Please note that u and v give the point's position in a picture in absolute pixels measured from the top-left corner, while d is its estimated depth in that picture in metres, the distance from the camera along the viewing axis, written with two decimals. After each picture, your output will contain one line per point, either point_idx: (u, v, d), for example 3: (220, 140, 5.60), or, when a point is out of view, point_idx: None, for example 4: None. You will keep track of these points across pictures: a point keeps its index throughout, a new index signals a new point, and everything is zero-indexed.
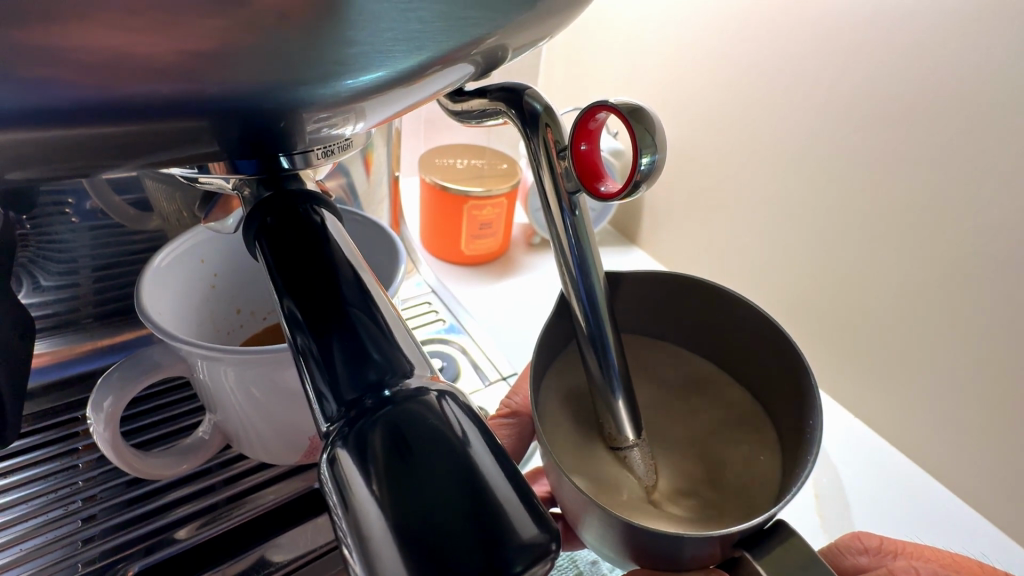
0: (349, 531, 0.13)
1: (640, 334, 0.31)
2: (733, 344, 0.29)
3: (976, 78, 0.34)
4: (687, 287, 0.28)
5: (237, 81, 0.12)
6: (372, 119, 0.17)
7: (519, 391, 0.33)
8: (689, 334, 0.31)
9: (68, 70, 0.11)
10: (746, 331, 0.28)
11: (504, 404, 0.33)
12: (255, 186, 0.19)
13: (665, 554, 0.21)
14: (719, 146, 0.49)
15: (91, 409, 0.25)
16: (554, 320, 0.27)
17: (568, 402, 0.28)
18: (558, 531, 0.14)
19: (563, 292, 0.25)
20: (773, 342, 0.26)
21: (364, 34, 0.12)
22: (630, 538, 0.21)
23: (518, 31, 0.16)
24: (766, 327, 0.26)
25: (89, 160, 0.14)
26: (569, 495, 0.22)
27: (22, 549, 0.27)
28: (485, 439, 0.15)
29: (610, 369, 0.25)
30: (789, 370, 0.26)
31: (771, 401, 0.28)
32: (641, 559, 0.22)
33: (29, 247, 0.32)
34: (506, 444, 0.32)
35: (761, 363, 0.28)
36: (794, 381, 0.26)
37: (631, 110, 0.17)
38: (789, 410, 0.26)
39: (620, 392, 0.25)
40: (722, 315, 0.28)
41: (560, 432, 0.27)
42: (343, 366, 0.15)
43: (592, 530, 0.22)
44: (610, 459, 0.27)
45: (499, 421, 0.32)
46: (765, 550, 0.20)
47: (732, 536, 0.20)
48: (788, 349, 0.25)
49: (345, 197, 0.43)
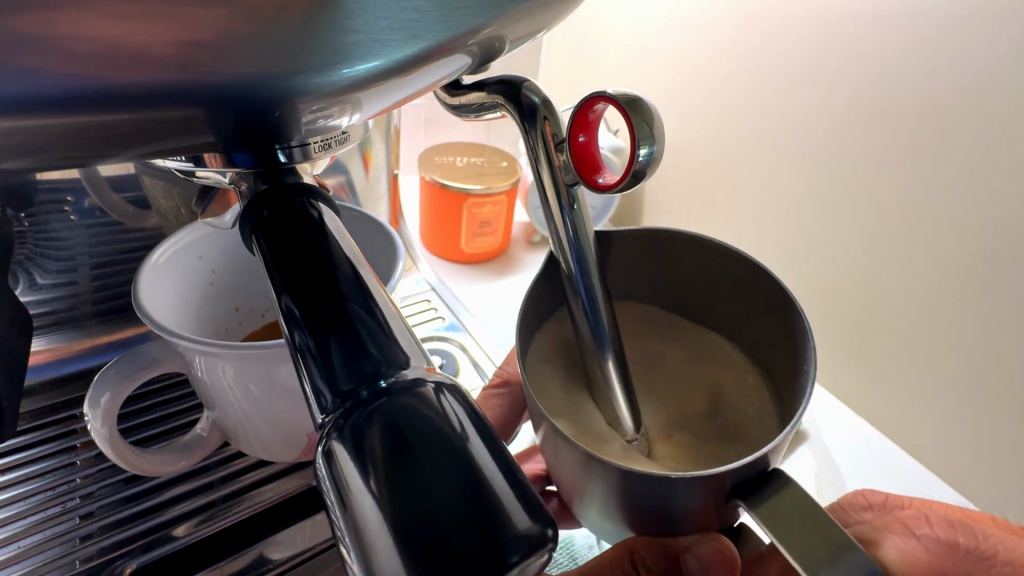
0: (346, 527, 0.13)
1: (635, 300, 0.31)
2: (732, 308, 0.29)
3: (975, 75, 0.34)
4: (683, 249, 0.28)
5: (233, 71, 0.12)
6: (370, 110, 0.17)
7: (511, 361, 0.34)
8: (688, 300, 0.30)
9: (60, 59, 0.11)
10: (742, 287, 0.27)
11: (496, 374, 0.33)
12: (251, 179, 0.19)
13: (662, 510, 0.21)
14: (720, 143, 0.49)
15: (88, 406, 0.25)
16: (543, 282, 0.27)
17: (561, 365, 0.28)
18: (556, 523, 0.14)
19: (554, 254, 0.24)
20: (768, 295, 0.26)
21: (361, 22, 0.12)
22: (626, 505, 0.21)
23: (514, 22, 0.16)
24: (761, 280, 0.26)
25: (82, 150, 0.14)
26: (564, 466, 0.22)
27: (20, 546, 0.27)
28: (483, 433, 0.15)
29: (601, 334, 0.24)
30: (783, 323, 0.26)
31: (765, 357, 0.28)
32: (637, 524, 0.22)
33: (27, 244, 0.32)
34: (499, 414, 0.32)
35: (759, 327, 0.27)
36: (789, 332, 0.25)
37: (629, 101, 0.17)
38: (785, 368, 0.26)
39: (610, 356, 0.24)
40: (715, 274, 0.28)
41: (553, 394, 0.26)
42: (339, 359, 0.15)
43: (591, 504, 0.23)
44: (604, 422, 0.26)
45: (491, 393, 0.32)
46: (760, 499, 0.19)
47: (721, 482, 0.19)
48: (780, 296, 0.25)
49: (344, 195, 0.43)
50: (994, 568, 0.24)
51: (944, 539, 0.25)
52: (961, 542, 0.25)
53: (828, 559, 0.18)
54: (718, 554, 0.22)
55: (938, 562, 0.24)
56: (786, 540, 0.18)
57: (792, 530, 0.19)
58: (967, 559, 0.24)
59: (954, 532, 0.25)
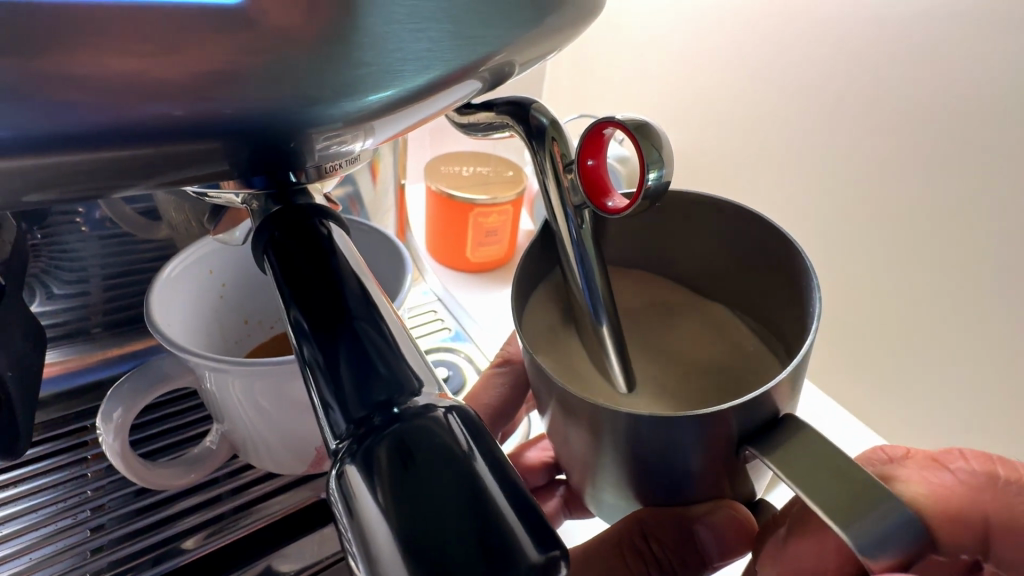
0: (359, 552, 0.13)
1: (633, 265, 0.30)
2: (728, 267, 0.28)
3: (980, 87, 0.34)
4: (675, 211, 0.27)
5: (252, 104, 0.13)
6: (382, 135, 0.17)
7: (512, 342, 0.35)
8: (686, 263, 0.29)
9: (87, 94, 0.11)
10: (741, 240, 0.26)
11: (498, 353, 0.35)
12: (264, 199, 0.19)
13: (671, 482, 0.21)
14: (726, 154, 0.49)
15: (101, 420, 0.26)
16: (538, 250, 0.25)
17: (555, 318, 0.26)
18: (566, 549, 0.14)
19: (549, 224, 0.23)
20: (768, 246, 0.25)
21: (372, 55, 0.13)
22: (636, 483, 0.22)
23: (524, 47, 0.16)
24: (759, 228, 0.25)
25: (98, 185, 0.14)
26: (574, 453, 0.22)
27: (32, 558, 0.27)
28: (494, 457, 0.15)
29: (594, 296, 0.23)
30: (787, 275, 0.24)
31: (769, 311, 0.26)
32: (647, 498, 0.23)
33: (42, 258, 0.33)
34: (502, 393, 0.34)
35: (758, 281, 0.26)
36: (792, 282, 0.24)
37: (638, 126, 0.17)
38: (790, 317, 0.25)
39: (604, 319, 0.24)
40: (712, 229, 0.27)
41: (547, 346, 0.25)
42: (350, 379, 0.16)
43: (601, 487, 0.23)
44: (598, 377, 0.25)
45: (494, 372, 0.34)
46: (772, 446, 0.19)
47: (729, 431, 0.19)
48: (779, 242, 0.24)
49: (351, 206, 0.43)
50: None
51: (982, 473, 0.23)
52: (1000, 474, 0.22)
53: (852, 506, 0.17)
54: (732, 520, 0.23)
55: (968, 495, 0.22)
56: (804, 484, 0.18)
57: (810, 472, 0.18)
58: (1005, 491, 0.22)
59: (991, 465, 0.23)
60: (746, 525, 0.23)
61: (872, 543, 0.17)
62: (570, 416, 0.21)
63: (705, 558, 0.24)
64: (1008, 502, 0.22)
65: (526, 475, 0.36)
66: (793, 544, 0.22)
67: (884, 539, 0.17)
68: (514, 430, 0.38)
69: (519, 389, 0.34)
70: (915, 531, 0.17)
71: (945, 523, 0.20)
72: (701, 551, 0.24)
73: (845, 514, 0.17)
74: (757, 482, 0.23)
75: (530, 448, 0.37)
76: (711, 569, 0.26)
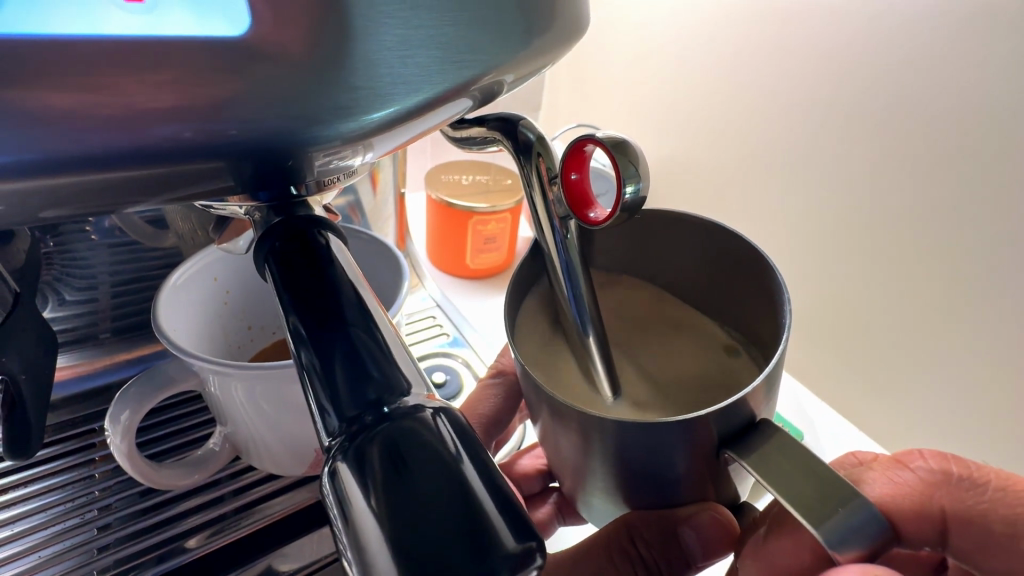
0: (349, 543, 0.14)
1: (618, 275, 0.31)
2: (708, 279, 0.28)
3: (964, 100, 0.35)
4: (658, 226, 0.28)
5: (252, 126, 0.14)
6: (378, 151, 0.18)
7: (507, 354, 0.36)
8: (669, 274, 0.30)
9: (105, 119, 0.13)
10: (721, 254, 0.27)
11: (492, 365, 0.36)
12: (266, 211, 0.20)
13: (656, 484, 0.22)
14: (722, 161, 0.50)
15: (109, 421, 0.27)
16: (530, 258, 0.26)
17: (544, 325, 0.27)
18: (544, 543, 0.14)
19: (538, 235, 0.24)
20: (747, 262, 0.25)
21: (365, 80, 0.14)
22: (624, 486, 0.22)
23: (513, 68, 0.17)
24: (737, 242, 0.26)
25: (114, 200, 0.15)
26: (562, 455, 0.23)
27: (40, 556, 0.28)
28: (478, 456, 0.16)
29: (581, 304, 0.24)
30: (763, 289, 0.25)
31: (746, 323, 0.27)
32: (634, 504, 0.23)
33: (54, 266, 0.34)
34: (495, 404, 0.34)
35: (736, 295, 0.27)
36: (767, 295, 0.25)
37: (616, 143, 0.18)
38: (766, 328, 0.25)
39: (591, 326, 0.24)
40: (694, 244, 0.28)
41: (537, 351, 0.26)
42: (344, 382, 0.16)
43: (589, 490, 0.24)
44: (585, 382, 0.26)
45: (488, 383, 0.35)
46: (751, 450, 0.20)
47: (711, 440, 0.20)
48: (755, 258, 0.25)
49: (353, 215, 0.44)
50: (987, 497, 0.22)
51: (937, 470, 0.23)
52: (954, 471, 0.23)
53: (824, 506, 0.18)
54: (716, 523, 0.23)
55: (926, 494, 0.22)
56: (780, 486, 0.18)
57: (786, 473, 0.19)
58: (958, 488, 0.23)
59: (947, 463, 0.23)
60: (729, 529, 0.24)
61: (844, 539, 0.18)
62: (559, 419, 0.22)
63: (690, 560, 0.25)
64: (960, 497, 0.23)
65: (521, 482, 0.36)
66: (772, 542, 0.22)
67: (854, 534, 0.18)
68: (509, 439, 0.39)
69: (512, 399, 0.35)
70: (883, 527, 0.18)
71: (906, 519, 0.22)
72: (687, 552, 0.25)
73: (818, 513, 0.18)
74: (743, 484, 0.24)
75: (523, 456, 0.37)
76: (695, 570, 0.26)
